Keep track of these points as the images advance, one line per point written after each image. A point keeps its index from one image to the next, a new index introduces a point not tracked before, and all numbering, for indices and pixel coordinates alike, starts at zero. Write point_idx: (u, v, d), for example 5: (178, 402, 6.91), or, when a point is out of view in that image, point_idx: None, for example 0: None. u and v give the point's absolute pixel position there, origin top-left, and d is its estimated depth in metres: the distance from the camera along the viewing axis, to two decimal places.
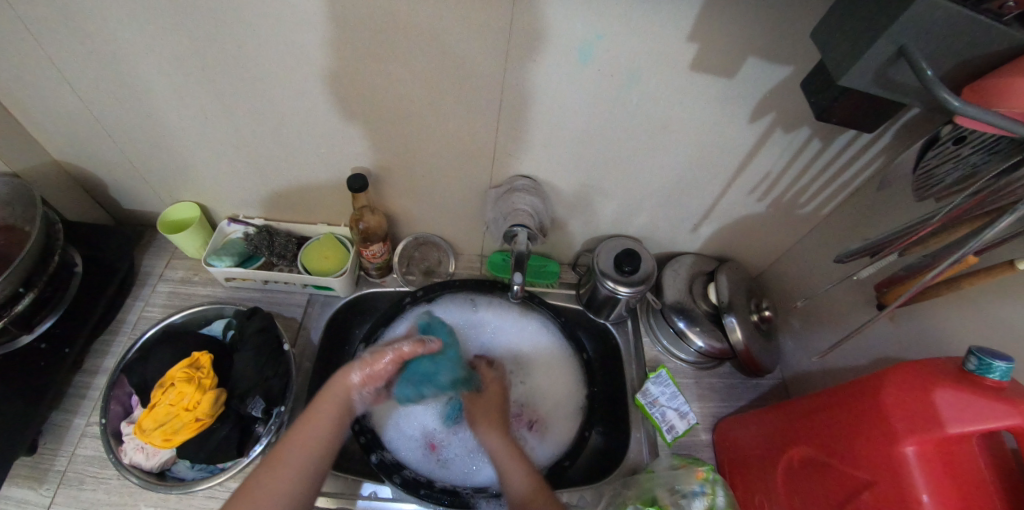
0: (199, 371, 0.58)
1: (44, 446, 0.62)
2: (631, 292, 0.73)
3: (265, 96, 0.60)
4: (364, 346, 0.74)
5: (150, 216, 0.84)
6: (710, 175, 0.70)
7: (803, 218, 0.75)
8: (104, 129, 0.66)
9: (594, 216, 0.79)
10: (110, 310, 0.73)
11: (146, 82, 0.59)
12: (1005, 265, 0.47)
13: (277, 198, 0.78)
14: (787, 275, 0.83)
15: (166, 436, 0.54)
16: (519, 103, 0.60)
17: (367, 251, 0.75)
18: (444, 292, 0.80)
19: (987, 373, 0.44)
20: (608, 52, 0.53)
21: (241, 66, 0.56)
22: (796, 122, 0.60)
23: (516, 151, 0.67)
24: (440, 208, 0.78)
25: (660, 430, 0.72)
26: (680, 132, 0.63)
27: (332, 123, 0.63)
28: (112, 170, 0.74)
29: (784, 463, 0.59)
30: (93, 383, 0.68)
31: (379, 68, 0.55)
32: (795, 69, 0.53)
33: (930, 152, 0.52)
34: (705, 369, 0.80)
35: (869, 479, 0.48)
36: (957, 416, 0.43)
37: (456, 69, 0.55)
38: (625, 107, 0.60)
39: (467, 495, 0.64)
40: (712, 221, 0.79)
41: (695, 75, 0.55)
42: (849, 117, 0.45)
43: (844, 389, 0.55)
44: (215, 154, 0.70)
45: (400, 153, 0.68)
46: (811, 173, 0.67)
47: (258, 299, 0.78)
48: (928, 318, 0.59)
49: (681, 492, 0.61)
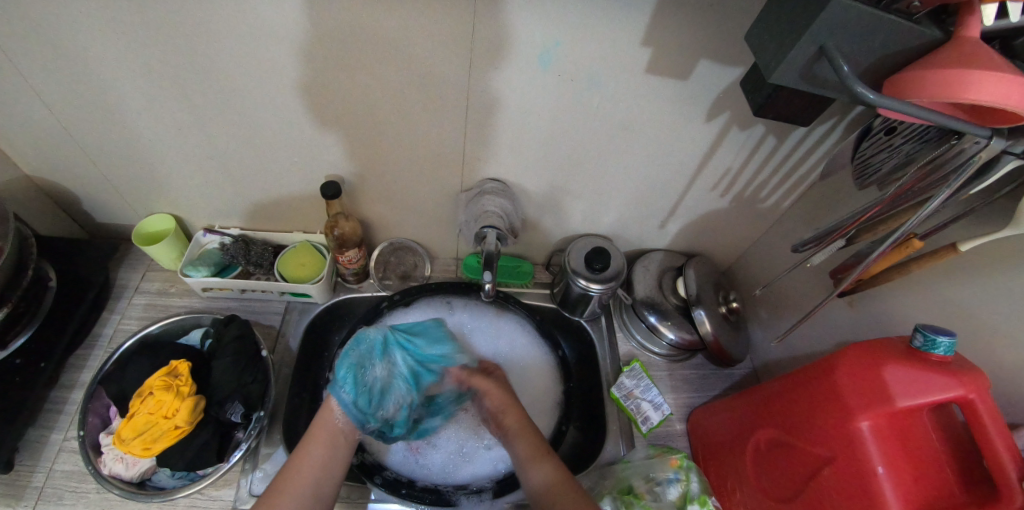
0: (177, 378, 0.58)
1: (20, 463, 0.61)
2: (604, 288, 0.75)
3: (237, 107, 0.61)
4: (342, 351, 0.75)
5: (125, 229, 0.84)
6: (674, 172, 0.72)
7: (765, 212, 0.78)
8: (76, 144, 0.67)
9: (566, 216, 0.81)
10: (86, 324, 0.73)
11: (116, 97, 0.59)
12: (948, 248, 0.50)
13: (251, 208, 0.78)
14: (753, 268, 0.86)
15: (146, 444, 0.55)
16: (487, 108, 0.61)
17: (342, 258, 0.76)
18: (421, 296, 0.81)
19: (932, 349, 0.46)
20: (567, 58, 0.55)
21: (211, 78, 0.57)
22: (749, 120, 0.63)
23: (486, 156, 0.69)
24: (415, 213, 0.79)
25: (635, 421, 0.74)
26: (642, 133, 0.66)
27: (305, 132, 0.64)
28: (85, 185, 0.74)
29: (753, 447, 0.61)
30: (70, 398, 0.68)
31: (347, 78, 0.57)
32: (743, 70, 0.56)
33: (865, 142, 0.54)
34: (678, 361, 0.82)
35: (828, 455, 0.51)
36: (905, 391, 0.46)
37: (422, 78, 0.57)
38: (587, 110, 0.62)
39: (448, 492, 0.66)
40: (679, 218, 0.82)
41: (651, 78, 0.58)
42: (789, 112, 0.48)
43: (802, 372, 0.57)
44: (188, 166, 0.70)
45: (372, 160, 0.69)
46: (768, 168, 0.70)
47: (235, 308, 0.79)
48: (882, 302, 0.62)
49: (656, 480, 0.63)
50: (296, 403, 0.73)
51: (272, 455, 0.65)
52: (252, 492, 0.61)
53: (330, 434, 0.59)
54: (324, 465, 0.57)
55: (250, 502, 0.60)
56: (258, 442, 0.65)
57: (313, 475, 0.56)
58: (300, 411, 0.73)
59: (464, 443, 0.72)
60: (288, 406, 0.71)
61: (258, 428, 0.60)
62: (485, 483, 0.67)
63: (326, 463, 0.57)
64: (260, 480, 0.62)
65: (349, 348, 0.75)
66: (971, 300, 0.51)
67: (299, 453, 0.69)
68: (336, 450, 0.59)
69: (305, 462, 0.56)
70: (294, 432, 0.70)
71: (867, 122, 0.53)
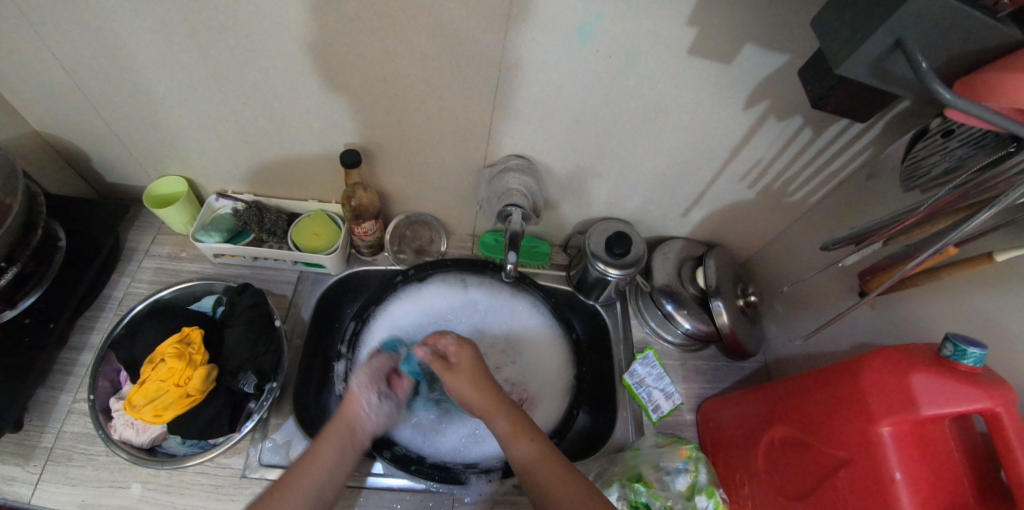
0: (190, 346, 0.57)
1: (30, 422, 0.61)
2: (622, 274, 0.73)
3: (255, 69, 0.58)
4: (355, 323, 0.74)
5: (134, 190, 0.82)
6: (704, 160, 0.70)
7: (791, 205, 0.76)
8: (85, 99, 0.63)
9: (588, 198, 0.79)
10: (96, 286, 0.72)
11: (127, 52, 0.56)
12: (984, 256, 0.48)
13: (265, 173, 0.76)
14: (773, 261, 0.85)
15: (158, 411, 0.54)
16: (516, 82, 0.59)
17: (358, 229, 0.74)
18: (436, 272, 0.79)
19: (962, 359, 0.45)
20: (607, 34, 0.52)
21: (230, 39, 0.54)
22: (789, 111, 0.60)
23: (511, 131, 0.66)
24: (434, 186, 0.77)
25: (646, 409, 0.74)
26: (676, 116, 0.63)
27: (325, 97, 0.61)
28: (93, 142, 0.71)
29: (766, 443, 0.61)
30: (80, 359, 0.67)
31: (370, 41, 0.54)
32: (791, 58, 0.53)
33: (918, 144, 0.52)
34: (691, 351, 0.82)
35: (846, 457, 0.50)
36: (933, 399, 0.45)
37: (451, 46, 0.54)
38: (621, 89, 0.59)
39: (458, 471, 0.65)
40: (703, 206, 0.80)
41: (692, 60, 0.55)
42: (846, 106, 0.45)
43: (824, 373, 0.56)
44: (201, 128, 0.67)
45: (393, 130, 0.66)
46: (802, 161, 0.68)
47: (247, 276, 0.77)
48: (906, 304, 0.61)
49: (665, 469, 0.63)
50: (307, 373, 0.73)
51: (282, 425, 0.65)
52: (262, 461, 0.61)
53: (343, 435, 0.57)
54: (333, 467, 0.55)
55: (260, 471, 0.60)
56: (269, 412, 0.65)
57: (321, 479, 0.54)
58: (311, 381, 0.73)
59: (474, 426, 0.71)
60: (300, 374, 0.71)
61: (270, 401, 0.60)
62: (494, 463, 0.66)
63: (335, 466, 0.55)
64: (270, 450, 0.62)
65: (362, 321, 0.75)
66: (1001, 308, 0.50)
67: (309, 424, 0.69)
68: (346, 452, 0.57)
69: (311, 466, 0.54)
70: (304, 402, 0.70)
71: (924, 125, 0.51)
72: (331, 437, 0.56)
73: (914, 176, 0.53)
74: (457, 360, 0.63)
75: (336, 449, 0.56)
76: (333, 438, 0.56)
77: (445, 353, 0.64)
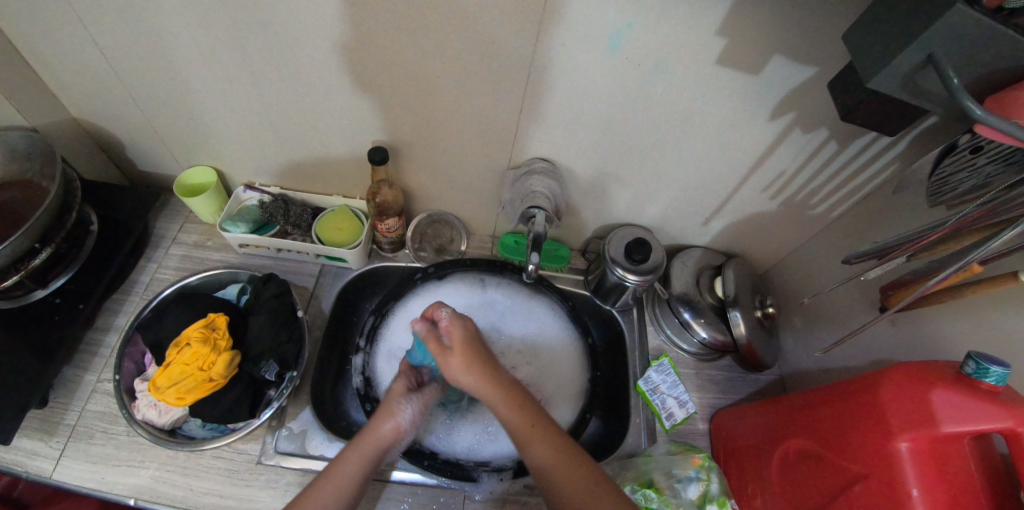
0: (215, 332, 0.58)
1: (54, 400, 0.63)
2: (640, 280, 0.74)
3: (292, 66, 0.60)
4: (374, 318, 0.75)
5: (165, 179, 0.84)
6: (726, 170, 0.71)
7: (812, 218, 0.77)
8: (126, 88, 0.66)
9: (609, 204, 0.80)
10: (124, 270, 0.73)
11: (171, 45, 0.58)
12: (1009, 275, 0.48)
13: (294, 167, 0.77)
14: (792, 273, 0.85)
15: (180, 394, 0.55)
16: (544, 86, 0.60)
17: (382, 225, 0.75)
18: (455, 271, 0.81)
19: (983, 377, 0.45)
20: (637, 41, 0.53)
21: (270, 35, 0.56)
22: (815, 123, 0.61)
23: (537, 134, 0.67)
24: (458, 186, 0.78)
25: (659, 416, 0.74)
26: (701, 125, 0.63)
27: (358, 94, 0.63)
28: (130, 130, 0.74)
29: (780, 455, 0.61)
30: (105, 340, 0.68)
31: (406, 41, 0.55)
32: (819, 72, 0.54)
33: (946, 160, 0.52)
34: (706, 361, 0.82)
35: (862, 471, 0.50)
36: (952, 415, 0.45)
37: (484, 47, 0.55)
38: (648, 97, 0.60)
39: (469, 468, 0.65)
40: (723, 216, 0.80)
41: (719, 71, 0.56)
42: (876, 119, 0.45)
43: (842, 386, 0.56)
44: (235, 120, 0.69)
45: (421, 129, 0.68)
46: (825, 174, 0.68)
47: (270, 267, 0.78)
48: (928, 321, 0.61)
49: (677, 477, 0.63)
50: (325, 365, 0.74)
51: (299, 415, 0.65)
52: (277, 449, 0.61)
53: (374, 449, 0.54)
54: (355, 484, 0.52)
55: (276, 458, 0.61)
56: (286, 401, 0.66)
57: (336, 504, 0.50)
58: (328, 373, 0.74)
59: (487, 424, 0.71)
60: (319, 366, 0.72)
61: (290, 389, 0.60)
62: (505, 462, 0.67)
63: (357, 485, 0.52)
64: (285, 439, 0.63)
65: (381, 316, 0.76)
66: None
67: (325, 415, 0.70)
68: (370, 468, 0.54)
69: (336, 480, 0.51)
70: (321, 393, 0.71)
71: (953, 140, 0.51)
72: (354, 456, 0.53)
73: (941, 191, 0.53)
74: (451, 341, 0.58)
75: (361, 465, 0.53)
76: (365, 451, 0.53)
77: (440, 333, 0.59)
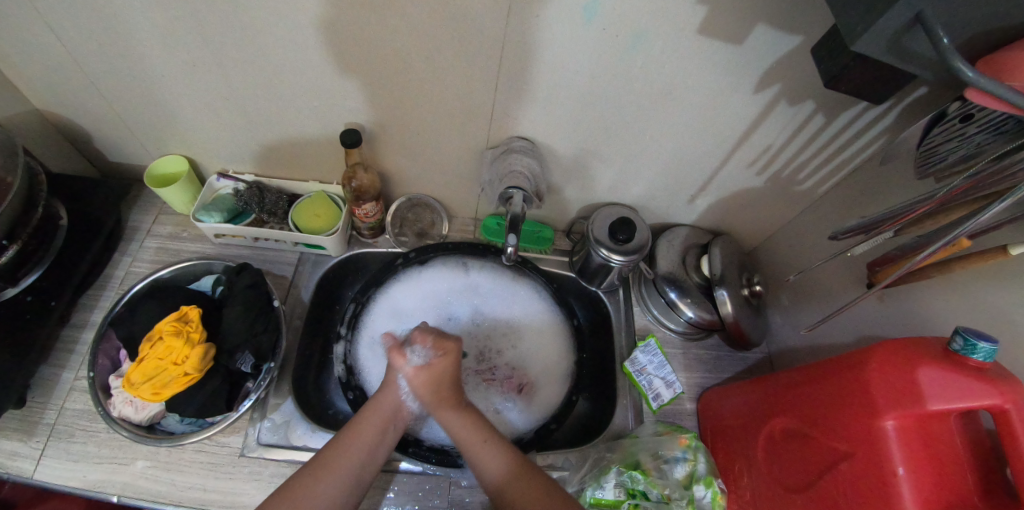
0: (187, 324, 0.57)
1: (32, 399, 0.63)
2: (624, 261, 0.73)
3: (253, 46, 0.57)
4: (355, 305, 0.74)
5: (136, 169, 0.82)
6: (711, 146, 0.68)
7: (800, 193, 0.74)
8: (82, 75, 0.63)
9: (592, 183, 0.78)
10: (98, 265, 0.72)
11: (122, 27, 0.55)
12: (999, 249, 0.46)
13: (266, 152, 0.75)
14: (780, 250, 0.83)
15: (156, 390, 0.54)
16: (519, 60, 0.57)
17: (359, 210, 0.73)
18: (437, 255, 0.79)
19: (971, 354, 0.44)
20: (614, 11, 0.50)
21: (226, 13, 0.52)
22: (801, 94, 0.58)
23: (515, 112, 0.64)
24: (436, 168, 0.76)
25: (646, 398, 0.73)
26: (684, 98, 0.61)
27: (325, 73, 0.60)
28: (93, 119, 0.71)
29: (766, 434, 0.60)
30: (82, 337, 0.68)
31: (369, 16, 0.52)
32: (805, 38, 0.51)
33: (935, 129, 0.49)
34: (694, 340, 0.81)
35: (848, 451, 0.49)
36: (939, 394, 0.44)
37: (453, 21, 0.52)
38: (629, 70, 0.57)
39: (454, 455, 0.65)
40: (710, 193, 0.78)
41: (702, 40, 0.53)
42: (860, 88, 0.43)
43: (827, 365, 0.55)
44: (200, 105, 0.67)
45: (393, 109, 0.65)
46: (813, 147, 0.66)
47: (248, 256, 0.77)
48: (916, 296, 0.60)
49: (663, 458, 0.63)
50: (307, 354, 0.73)
51: (281, 406, 0.65)
52: (259, 441, 0.61)
53: (388, 409, 0.58)
54: (375, 442, 0.55)
55: (258, 450, 0.61)
56: (267, 392, 0.65)
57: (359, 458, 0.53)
58: (310, 362, 0.73)
59: None
60: (299, 356, 0.71)
61: (268, 379, 0.60)
62: None
63: (376, 444, 0.55)
64: (268, 430, 0.63)
65: (361, 303, 0.74)
66: (1015, 302, 0.48)
67: (308, 405, 0.70)
68: (388, 429, 0.57)
69: (353, 437, 0.55)
70: (303, 383, 0.71)
71: (941, 108, 0.48)
72: (374, 412, 0.58)
73: (929, 162, 0.50)
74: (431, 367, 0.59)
75: (377, 425, 0.57)
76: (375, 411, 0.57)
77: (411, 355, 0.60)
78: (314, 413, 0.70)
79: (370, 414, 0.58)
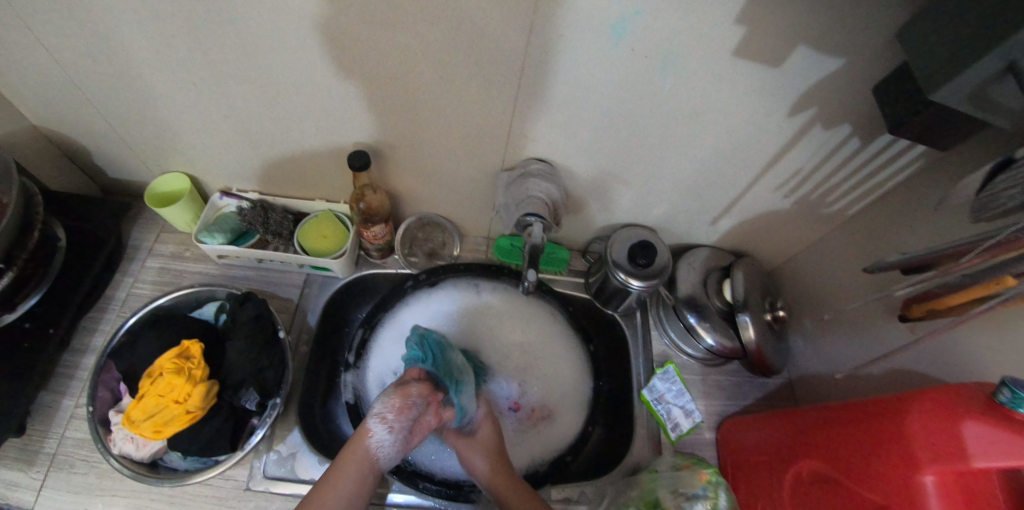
0: (190, 361, 0.56)
1: (33, 427, 0.61)
2: (645, 285, 0.69)
3: (258, 65, 0.54)
4: (363, 331, 0.73)
5: (137, 186, 0.80)
6: (737, 169, 0.65)
7: (827, 217, 0.71)
8: (78, 92, 0.59)
9: (611, 204, 0.75)
10: (98, 287, 0.70)
11: (120, 45, 0.52)
12: None
13: (272, 171, 0.72)
14: (801, 272, 0.80)
15: (157, 427, 0.53)
16: (539, 81, 0.53)
17: (368, 232, 0.70)
18: (447, 277, 0.77)
19: (1019, 407, 0.39)
20: (645, 31, 0.46)
21: (230, 31, 0.49)
22: (837, 118, 0.55)
23: (533, 133, 0.61)
24: (448, 188, 0.73)
25: (664, 427, 0.72)
26: (713, 122, 0.57)
27: (334, 94, 0.57)
28: (92, 137, 0.68)
29: (792, 474, 0.58)
30: (82, 362, 0.66)
31: (384, 36, 0.49)
32: (846, 63, 0.48)
33: (1000, 174, 0.42)
34: (712, 366, 0.79)
35: (881, 503, 0.46)
36: (986, 451, 0.40)
37: (471, 42, 0.49)
38: (656, 92, 0.54)
39: (467, 489, 0.65)
40: (733, 215, 0.75)
41: (736, 63, 0.49)
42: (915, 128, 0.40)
43: (861, 408, 0.52)
44: (203, 124, 0.64)
45: (404, 129, 0.62)
46: (844, 173, 0.63)
47: (252, 278, 0.75)
48: None
49: (684, 494, 0.59)
50: (314, 380, 0.72)
51: (288, 437, 0.64)
52: (267, 474, 0.60)
53: (364, 460, 0.53)
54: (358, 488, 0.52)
55: (265, 484, 0.59)
56: (274, 424, 0.64)
57: (342, 503, 0.51)
58: (318, 389, 0.72)
59: None
60: (307, 383, 0.70)
61: (274, 415, 0.58)
62: None
63: (358, 489, 0.52)
64: (275, 462, 0.61)
65: (370, 329, 0.73)
66: None
67: (317, 436, 0.68)
68: (368, 477, 0.53)
69: (336, 481, 0.51)
70: (311, 411, 0.69)
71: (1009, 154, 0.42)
72: (353, 458, 0.53)
73: (985, 208, 0.44)
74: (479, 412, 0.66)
75: (357, 470, 0.52)
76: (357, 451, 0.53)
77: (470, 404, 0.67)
78: (323, 443, 0.68)
79: (349, 459, 0.53)
